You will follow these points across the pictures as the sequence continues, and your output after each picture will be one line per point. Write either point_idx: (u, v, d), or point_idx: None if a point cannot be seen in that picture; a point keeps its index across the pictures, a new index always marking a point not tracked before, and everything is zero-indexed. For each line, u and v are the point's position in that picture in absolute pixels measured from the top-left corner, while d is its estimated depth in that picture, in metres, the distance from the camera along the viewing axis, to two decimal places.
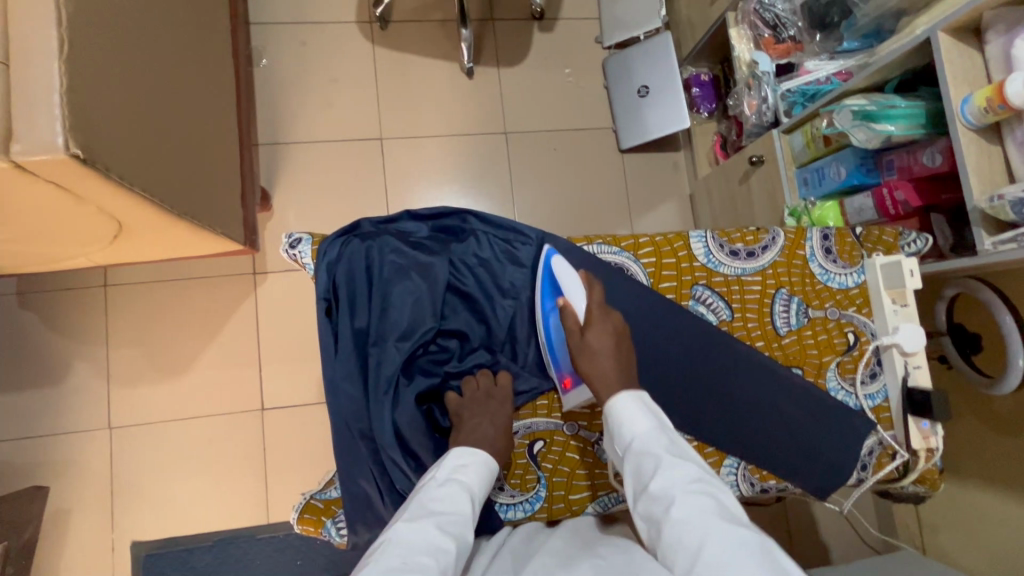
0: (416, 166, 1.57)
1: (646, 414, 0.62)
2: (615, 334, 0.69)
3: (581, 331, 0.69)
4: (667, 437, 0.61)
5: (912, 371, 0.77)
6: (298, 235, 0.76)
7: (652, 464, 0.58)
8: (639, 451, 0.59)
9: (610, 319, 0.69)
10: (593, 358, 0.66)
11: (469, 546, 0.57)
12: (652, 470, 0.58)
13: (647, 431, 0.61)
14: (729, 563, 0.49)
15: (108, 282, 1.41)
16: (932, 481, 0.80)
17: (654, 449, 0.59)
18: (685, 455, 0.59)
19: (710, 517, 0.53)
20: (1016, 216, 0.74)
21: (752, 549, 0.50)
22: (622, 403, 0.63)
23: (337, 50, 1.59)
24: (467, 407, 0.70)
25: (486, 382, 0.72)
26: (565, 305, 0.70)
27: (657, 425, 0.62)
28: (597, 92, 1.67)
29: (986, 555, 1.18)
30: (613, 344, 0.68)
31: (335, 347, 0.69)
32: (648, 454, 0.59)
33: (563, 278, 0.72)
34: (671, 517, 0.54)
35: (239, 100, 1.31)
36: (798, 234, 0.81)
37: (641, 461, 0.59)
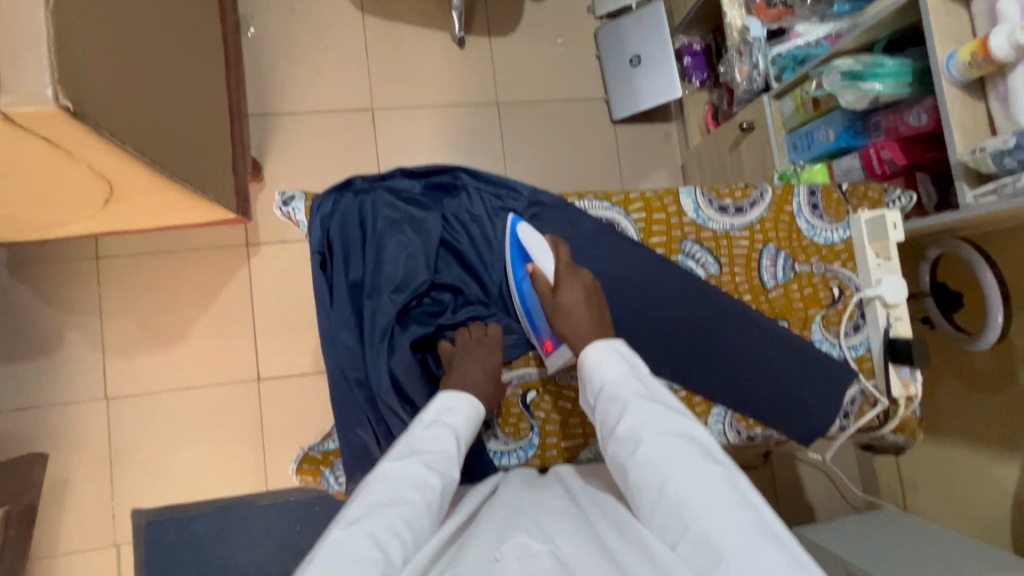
0: (408, 137, 1.57)
1: (616, 362, 0.63)
2: (588, 291, 0.70)
3: (553, 291, 0.70)
4: (640, 382, 0.62)
5: (893, 323, 0.79)
6: (291, 192, 0.76)
7: (621, 408, 0.59)
8: (608, 397, 0.61)
9: (581, 276, 0.70)
10: (567, 316, 0.68)
11: (455, 483, 0.59)
12: (622, 414, 0.59)
13: (619, 378, 0.62)
14: (691, 499, 0.51)
15: (100, 254, 1.40)
16: (911, 429, 0.83)
17: (623, 394, 0.60)
18: (656, 398, 0.60)
19: (677, 456, 0.54)
20: (997, 168, 0.75)
21: (714, 484, 0.52)
22: (597, 352, 0.64)
23: (326, 19, 1.57)
24: (460, 355, 0.71)
25: (478, 332, 0.74)
26: (534, 269, 0.71)
27: (630, 371, 0.63)
28: (589, 62, 1.66)
29: (966, 507, 1.23)
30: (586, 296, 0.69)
31: (331, 299, 0.71)
32: (619, 398, 0.60)
33: (530, 242, 0.73)
34: (638, 457, 0.55)
35: (227, 68, 1.29)
36: (785, 190, 0.83)
37: (612, 406, 0.60)
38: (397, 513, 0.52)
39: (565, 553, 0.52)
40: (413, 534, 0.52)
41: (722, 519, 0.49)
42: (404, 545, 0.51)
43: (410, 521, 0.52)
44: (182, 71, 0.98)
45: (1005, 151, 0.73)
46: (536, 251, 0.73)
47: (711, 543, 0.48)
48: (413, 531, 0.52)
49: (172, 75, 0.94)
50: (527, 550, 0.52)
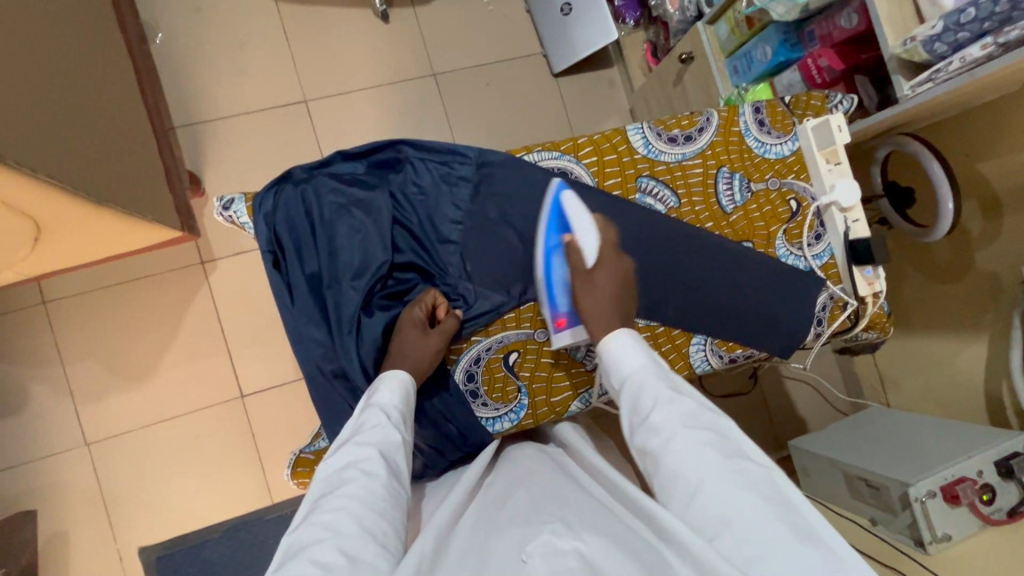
0: (349, 124, 1.51)
1: (642, 354, 0.61)
2: (622, 277, 0.68)
3: (589, 269, 0.68)
4: (666, 373, 0.60)
5: (852, 226, 0.81)
6: (230, 196, 0.74)
7: (651, 398, 0.57)
8: (636, 388, 0.59)
9: (616, 265, 0.69)
10: (596, 296, 0.66)
11: (396, 444, 0.57)
12: (650, 404, 0.57)
13: (646, 367, 0.60)
14: (729, 497, 0.49)
15: (46, 299, 1.33)
16: (881, 325, 0.85)
17: (651, 386, 0.58)
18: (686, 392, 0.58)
19: (712, 451, 0.52)
20: (928, 56, 0.75)
21: (751, 480, 0.50)
22: (627, 342, 0.62)
23: (238, 13, 1.48)
24: (408, 327, 0.67)
25: (428, 300, 0.70)
26: (572, 242, 0.68)
27: (655, 363, 0.60)
28: (520, 18, 1.62)
29: (948, 392, 1.30)
30: (619, 283, 0.68)
31: (290, 297, 0.69)
32: (647, 388, 0.58)
33: (570, 213, 0.71)
34: (673, 452, 0.53)
35: (141, 80, 1.22)
36: (731, 112, 0.82)
37: (639, 396, 0.58)
38: (335, 496, 0.51)
39: (592, 551, 0.49)
40: (362, 504, 0.50)
41: (765, 515, 0.47)
42: (355, 517, 0.49)
43: (352, 495, 0.50)
44: (89, 90, 0.92)
45: (934, 37, 0.72)
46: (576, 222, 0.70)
47: (757, 542, 0.46)
48: (360, 501, 0.50)
49: (76, 94, 0.87)
50: (552, 548, 0.49)
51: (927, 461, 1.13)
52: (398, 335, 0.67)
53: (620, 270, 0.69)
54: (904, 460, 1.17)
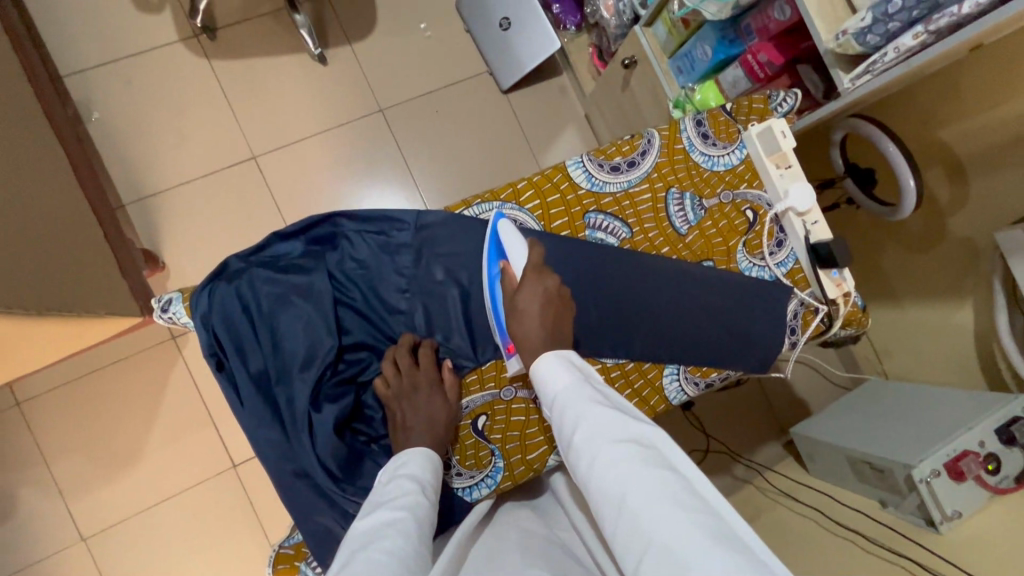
0: (302, 174, 1.49)
1: (566, 370, 0.58)
2: (550, 295, 0.64)
3: (516, 291, 0.65)
4: (594, 388, 0.57)
5: (811, 228, 0.78)
6: (168, 295, 0.72)
7: (575, 416, 0.54)
8: (559, 405, 0.56)
9: (548, 282, 0.65)
10: (524, 322, 0.63)
11: (429, 513, 0.56)
12: (573, 422, 0.54)
13: (571, 382, 0.57)
14: (649, 512, 0.46)
15: (20, 400, 1.30)
16: (858, 321, 0.82)
17: (574, 401, 0.55)
18: (612, 403, 0.55)
19: (633, 462, 0.49)
20: (863, 48, 0.73)
21: (677, 493, 0.46)
22: (546, 360, 0.59)
23: (172, 78, 1.45)
24: (410, 395, 0.67)
25: (427, 357, 0.69)
26: (505, 268, 0.66)
27: (583, 377, 0.58)
28: (460, 39, 1.58)
29: (940, 360, 1.28)
30: (546, 302, 0.64)
31: (238, 399, 0.65)
32: (572, 405, 0.55)
33: (507, 239, 0.68)
34: (596, 470, 0.50)
35: (77, 167, 1.18)
36: (672, 129, 0.80)
37: (563, 414, 0.55)
38: (375, 548, 0.49)
39: None
40: (401, 559, 0.48)
41: (690, 532, 0.44)
42: (391, 563, 0.47)
43: (392, 549, 0.49)
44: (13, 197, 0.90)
45: (865, 28, 0.70)
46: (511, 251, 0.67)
47: (674, 559, 0.42)
48: (399, 555, 0.49)
49: None
50: None
51: (926, 438, 1.12)
52: (410, 400, 0.67)
53: (548, 288, 0.65)
54: (904, 440, 1.15)
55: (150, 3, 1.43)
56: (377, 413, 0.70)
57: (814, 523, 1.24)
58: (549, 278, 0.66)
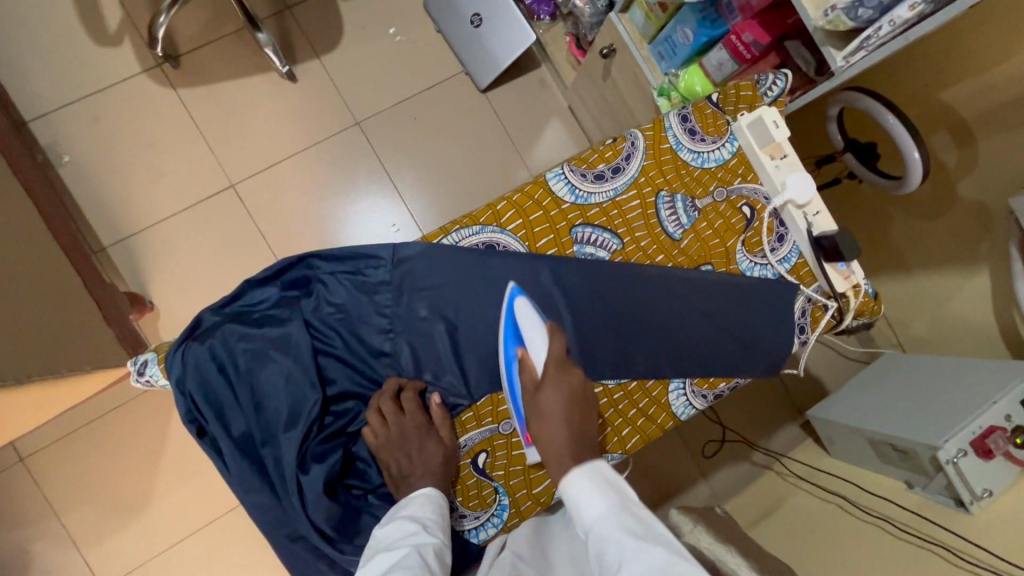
0: (283, 199, 1.44)
1: (600, 494, 0.53)
2: (573, 391, 0.60)
3: (535, 388, 0.60)
4: (633, 514, 0.51)
5: (813, 220, 0.73)
6: (144, 356, 0.69)
7: (615, 553, 0.48)
8: (595, 539, 0.51)
9: (574, 376, 0.61)
10: (546, 423, 0.59)
11: (431, 546, 0.55)
12: (611, 560, 0.49)
13: (610, 511, 0.52)
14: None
15: (23, 456, 1.29)
16: (870, 310, 0.78)
17: (610, 535, 0.50)
18: (651, 535, 0.49)
19: None
20: (855, 23, 0.67)
21: None
22: (576, 483, 0.54)
23: (140, 111, 1.40)
24: (404, 440, 0.64)
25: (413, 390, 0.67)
26: (524, 358, 0.62)
27: (619, 502, 0.53)
28: (432, 40, 1.52)
29: (956, 330, 1.24)
30: (569, 400, 0.60)
31: (223, 463, 0.63)
32: (610, 541, 0.50)
33: (526, 321, 0.64)
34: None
35: (48, 218, 1.15)
36: (656, 128, 0.75)
37: (603, 551, 0.50)
38: None
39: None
40: None
41: None
42: None
43: None
44: None
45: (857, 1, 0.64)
46: (528, 331, 0.63)
47: None
48: None
49: None
50: None
51: (949, 416, 1.07)
52: (405, 440, 0.64)
53: (571, 383, 0.61)
54: (926, 418, 1.11)
55: (108, 37, 1.38)
56: (370, 462, 0.68)
57: (838, 509, 1.21)
58: (572, 372, 0.62)
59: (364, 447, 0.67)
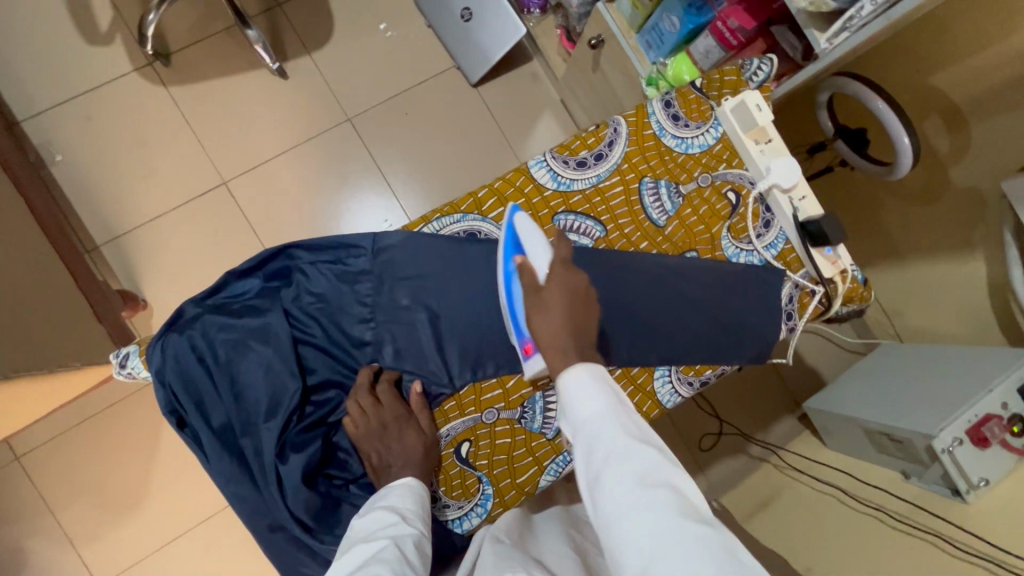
0: (275, 195, 1.44)
1: (597, 392, 0.52)
2: (575, 295, 0.58)
3: (538, 286, 0.58)
4: (629, 419, 0.51)
5: (799, 205, 0.72)
6: (126, 349, 0.69)
7: (606, 451, 0.49)
8: (588, 435, 0.50)
9: (575, 278, 0.59)
10: (546, 317, 0.56)
11: (411, 537, 0.55)
12: (602, 459, 0.49)
13: (607, 411, 0.51)
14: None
15: (18, 454, 1.29)
16: (859, 296, 0.76)
17: (604, 434, 0.50)
18: (644, 440, 0.49)
19: (664, 520, 0.44)
20: (837, 4, 0.66)
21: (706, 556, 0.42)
22: (576, 379, 0.53)
23: (131, 109, 1.40)
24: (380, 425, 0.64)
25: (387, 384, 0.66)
26: (525, 261, 0.61)
27: (615, 402, 0.52)
28: (423, 35, 1.52)
29: (952, 320, 1.22)
30: (572, 301, 0.57)
31: (204, 453, 0.63)
32: (603, 438, 0.50)
33: (525, 233, 0.64)
34: (623, 522, 0.45)
35: (39, 216, 1.15)
36: (639, 113, 0.74)
37: (590, 448, 0.50)
38: None
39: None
40: None
41: None
42: None
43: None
44: None
45: None
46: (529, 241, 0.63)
47: None
48: None
49: None
50: None
51: (944, 404, 1.06)
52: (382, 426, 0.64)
53: (574, 285, 0.58)
54: (921, 406, 1.10)
55: (99, 35, 1.38)
56: (351, 453, 0.68)
57: (835, 500, 1.20)
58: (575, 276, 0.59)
59: (346, 437, 0.67)
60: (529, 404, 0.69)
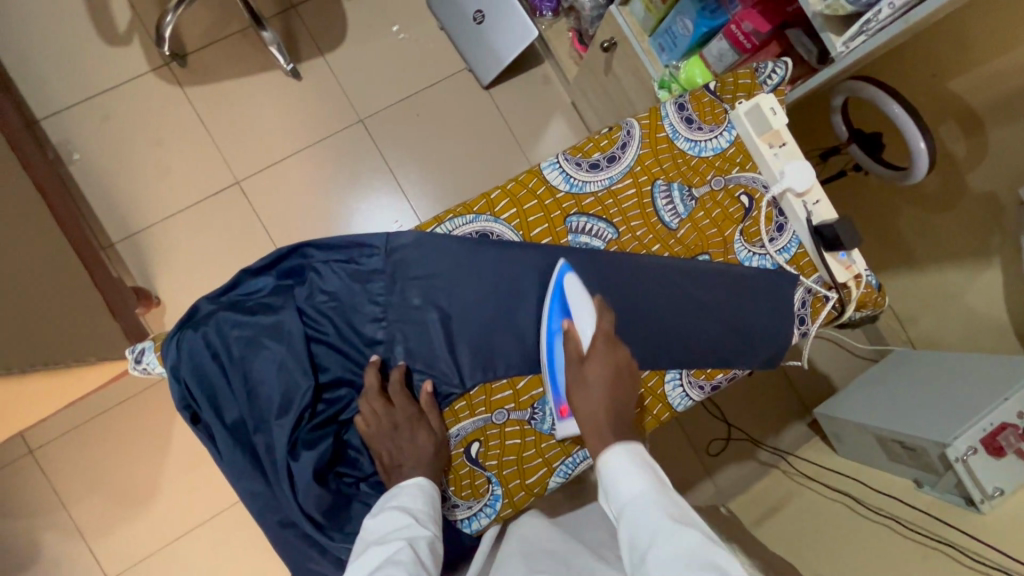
0: (287, 195, 1.46)
1: (640, 473, 0.57)
2: (618, 370, 0.62)
3: (583, 357, 0.63)
4: (670, 500, 0.54)
5: (813, 209, 0.72)
6: (141, 345, 0.69)
7: (650, 532, 0.52)
8: (631, 513, 0.54)
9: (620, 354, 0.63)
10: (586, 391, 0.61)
11: (424, 539, 0.57)
12: (644, 535, 0.52)
13: (646, 490, 0.55)
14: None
15: (32, 447, 1.31)
16: (873, 302, 0.76)
17: (647, 513, 0.53)
18: (685, 518, 0.52)
19: None
20: (854, 7, 0.66)
21: None
22: (617, 459, 0.57)
23: (147, 109, 1.42)
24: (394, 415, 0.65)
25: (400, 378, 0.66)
26: (570, 328, 0.63)
27: (656, 484, 0.56)
28: (435, 37, 1.53)
29: (967, 327, 1.21)
30: (614, 376, 0.62)
31: (216, 449, 0.64)
32: (643, 517, 0.53)
33: (573, 294, 0.65)
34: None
35: (57, 213, 1.17)
36: (652, 116, 0.74)
37: (633, 524, 0.53)
38: None
39: None
40: None
41: None
42: None
43: None
44: None
45: None
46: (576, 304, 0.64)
47: None
48: None
49: None
50: None
51: (958, 413, 1.05)
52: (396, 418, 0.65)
53: (617, 359, 0.63)
54: (935, 414, 1.09)
55: (117, 36, 1.41)
56: (361, 451, 0.68)
57: (845, 508, 1.18)
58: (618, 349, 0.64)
59: (357, 435, 0.68)
60: (539, 405, 0.69)
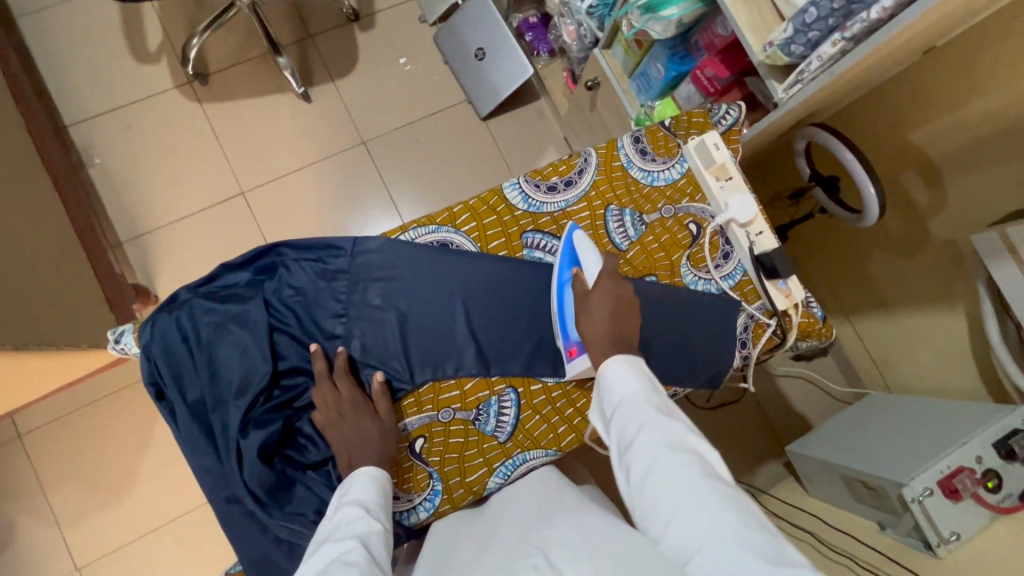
0: (287, 207, 1.54)
1: (634, 376, 0.60)
2: (617, 303, 0.66)
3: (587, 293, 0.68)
4: (659, 397, 0.58)
5: (755, 239, 0.76)
6: (122, 327, 0.75)
7: (638, 421, 0.56)
8: (624, 410, 0.58)
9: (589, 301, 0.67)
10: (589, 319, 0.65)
11: (376, 532, 0.58)
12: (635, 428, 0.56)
13: (638, 389, 0.59)
14: (702, 523, 0.49)
15: (20, 433, 1.36)
16: (817, 332, 0.79)
17: (638, 410, 0.57)
18: (674, 415, 0.57)
19: (690, 476, 0.52)
20: (790, 58, 0.74)
21: (728, 509, 0.50)
22: (614, 365, 0.61)
23: (166, 122, 1.53)
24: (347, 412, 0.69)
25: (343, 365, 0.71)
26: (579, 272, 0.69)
27: (649, 385, 0.59)
28: (439, 71, 1.64)
29: (935, 371, 1.22)
30: (615, 304, 0.66)
31: (176, 423, 0.70)
32: (635, 413, 0.57)
33: (584, 249, 0.71)
34: (653, 478, 0.52)
35: (70, 211, 1.26)
36: (609, 147, 0.80)
37: (626, 419, 0.57)
38: None
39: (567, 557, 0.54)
40: None
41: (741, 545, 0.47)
42: None
43: None
44: None
45: (789, 39, 0.70)
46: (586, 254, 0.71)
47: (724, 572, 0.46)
48: None
49: None
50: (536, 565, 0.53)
51: (917, 455, 1.05)
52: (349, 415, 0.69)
53: (618, 295, 0.67)
54: (896, 455, 1.09)
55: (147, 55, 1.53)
56: (311, 439, 0.72)
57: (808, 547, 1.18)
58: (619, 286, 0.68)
59: (310, 420, 0.72)
60: (484, 407, 0.74)
